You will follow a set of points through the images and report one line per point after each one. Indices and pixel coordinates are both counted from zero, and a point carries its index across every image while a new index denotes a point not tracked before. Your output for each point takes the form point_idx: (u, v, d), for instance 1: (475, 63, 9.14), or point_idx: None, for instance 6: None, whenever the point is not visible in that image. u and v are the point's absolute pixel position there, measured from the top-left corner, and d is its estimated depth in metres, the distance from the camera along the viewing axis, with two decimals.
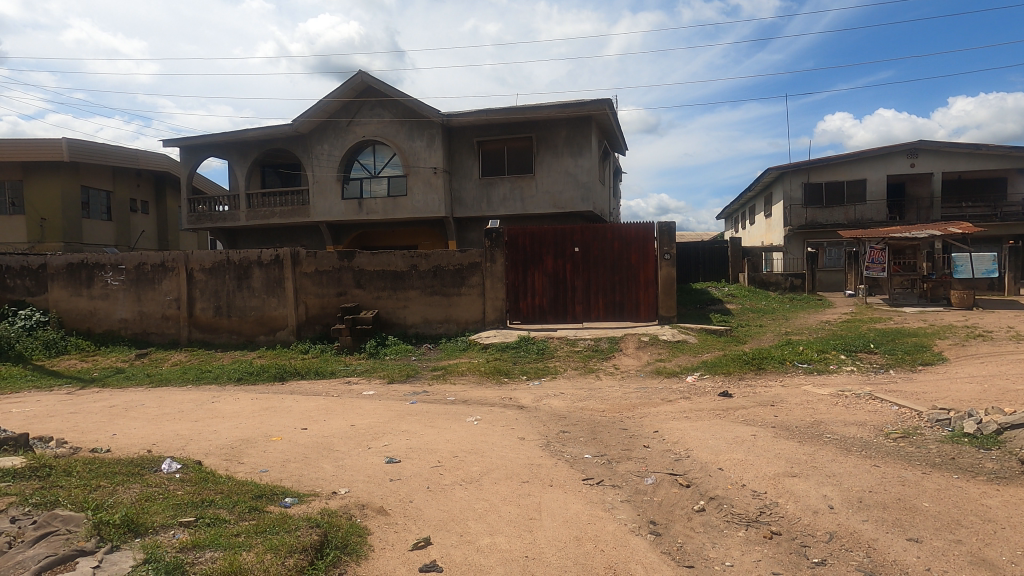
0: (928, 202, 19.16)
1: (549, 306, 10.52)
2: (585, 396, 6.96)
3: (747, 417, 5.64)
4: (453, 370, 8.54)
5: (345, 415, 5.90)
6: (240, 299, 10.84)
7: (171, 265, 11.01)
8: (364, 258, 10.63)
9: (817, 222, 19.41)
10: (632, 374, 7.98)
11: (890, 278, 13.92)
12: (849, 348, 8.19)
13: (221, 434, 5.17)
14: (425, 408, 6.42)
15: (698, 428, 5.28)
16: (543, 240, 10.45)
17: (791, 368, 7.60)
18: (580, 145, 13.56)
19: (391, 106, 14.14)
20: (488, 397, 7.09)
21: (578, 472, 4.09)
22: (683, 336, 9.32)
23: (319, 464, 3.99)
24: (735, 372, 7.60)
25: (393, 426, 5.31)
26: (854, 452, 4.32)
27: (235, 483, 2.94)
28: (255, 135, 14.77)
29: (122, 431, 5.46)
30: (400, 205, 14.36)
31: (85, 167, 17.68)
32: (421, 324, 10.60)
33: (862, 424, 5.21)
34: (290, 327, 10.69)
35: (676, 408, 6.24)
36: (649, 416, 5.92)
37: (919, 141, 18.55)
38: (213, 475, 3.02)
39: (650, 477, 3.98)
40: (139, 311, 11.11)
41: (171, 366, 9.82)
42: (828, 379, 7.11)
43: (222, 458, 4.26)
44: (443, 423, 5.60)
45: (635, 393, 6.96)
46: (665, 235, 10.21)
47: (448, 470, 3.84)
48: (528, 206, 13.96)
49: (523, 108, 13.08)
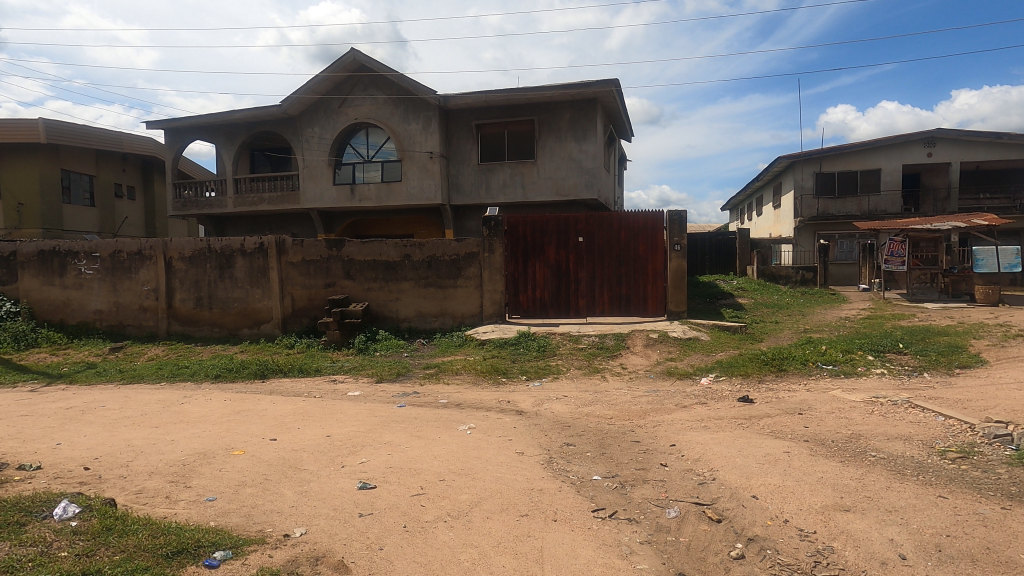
0: (945, 193, 18.42)
1: (551, 300, 9.86)
2: (591, 400, 6.31)
3: (775, 429, 5.00)
4: (447, 368, 7.91)
5: (323, 422, 5.27)
6: (223, 290, 10.19)
7: (149, 252, 10.34)
8: (354, 247, 9.98)
9: (829, 213, 18.69)
10: (641, 375, 7.33)
11: (909, 272, 13.21)
12: (877, 349, 7.54)
13: (179, 445, 4.56)
14: (413, 413, 5.78)
15: (721, 442, 4.64)
16: (545, 229, 9.78)
17: (815, 370, 6.95)
18: (584, 129, 12.83)
19: (385, 86, 13.41)
20: (483, 400, 6.46)
21: (586, 500, 3.45)
22: (694, 333, 8.67)
23: (279, 490, 3.37)
24: (754, 374, 6.95)
25: (375, 437, 4.70)
26: (910, 477, 3.69)
27: (144, 534, 2.44)
28: (241, 117, 14.01)
29: (68, 440, 4.84)
30: (395, 191, 13.68)
31: (65, 149, 16.93)
32: (414, 318, 9.96)
33: (907, 439, 4.57)
34: (275, 320, 10.05)
35: (692, 415, 5.58)
36: (663, 426, 5.27)
37: (937, 129, 17.81)
38: (116, 525, 2.51)
39: (672, 508, 3.34)
40: (114, 302, 10.46)
41: (147, 361, 9.19)
42: (858, 383, 6.46)
43: (166, 479, 3.63)
44: (433, 433, 4.96)
45: (645, 398, 6.31)
46: (676, 224, 9.52)
47: (433, 500, 3.21)
48: (529, 193, 13.26)
49: (524, 89, 12.34)
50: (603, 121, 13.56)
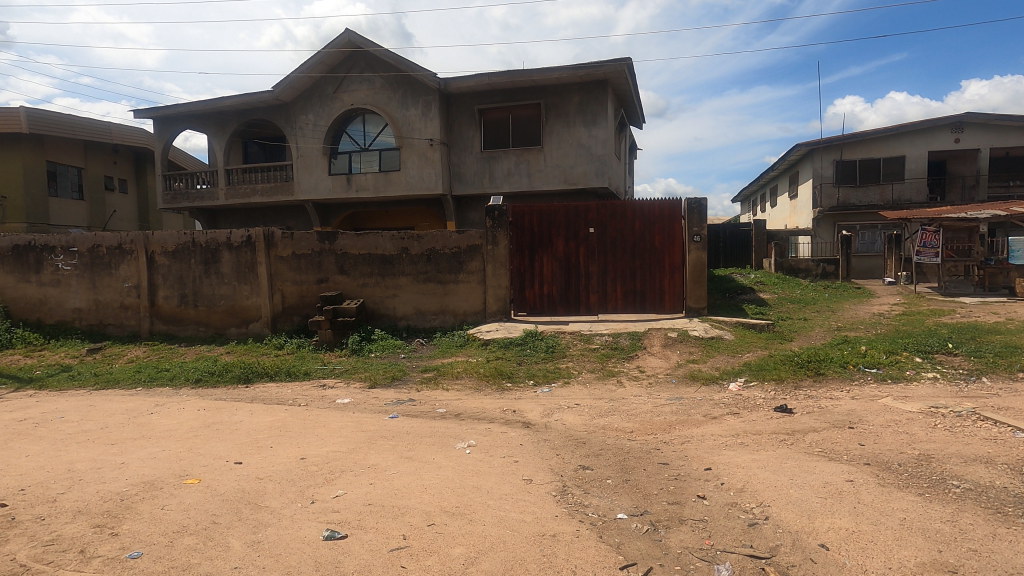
0: (973, 181, 17.51)
1: (560, 296, 9.14)
2: (607, 410, 5.58)
3: (826, 448, 4.26)
4: (446, 372, 7.20)
5: (300, 440, 4.57)
6: (208, 286, 9.54)
7: (129, 247, 9.69)
8: (348, 240, 9.30)
9: (849, 203, 17.83)
10: (661, 380, 6.59)
11: (942, 264, 12.32)
12: (923, 349, 6.78)
13: (129, 469, 3.91)
14: (406, 427, 5.09)
15: (766, 466, 3.90)
16: (553, 219, 9.05)
17: (857, 374, 6.20)
18: (594, 113, 12.05)
19: (382, 70, 12.68)
20: (485, 409, 5.75)
21: (611, 551, 2.74)
22: (717, 332, 7.93)
23: (226, 540, 2.70)
24: (788, 379, 6.21)
25: (358, 460, 4.03)
26: (1016, 517, 2.96)
27: None
28: (231, 104, 13.31)
29: (4, 462, 4.20)
30: (393, 181, 12.96)
31: (51, 140, 16.33)
32: (413, 315, 9.28)
33: (990, 462, 3.82)
34: (264, 318, 9.38)
35: (725, 429, 4.85)
36: (693, 443, 4.55)
37: (965, 113, 16.92)
38: None
39: (723, 565, 2.62)
40: (94, 300, 9.83)
41: (126, 364, 8.55)
42: (910, 389, 5.70)
43: (90, 523, 2.94)
44: (425, 453, 4.25)
45: (669, 407, 5.57)
46: (696, 213, 8.75)
47: (417, 557, 2.53)
48: (535, 181, 12.51)
49: (529, 71, 11.58)
50: (613, 104, 12.77)
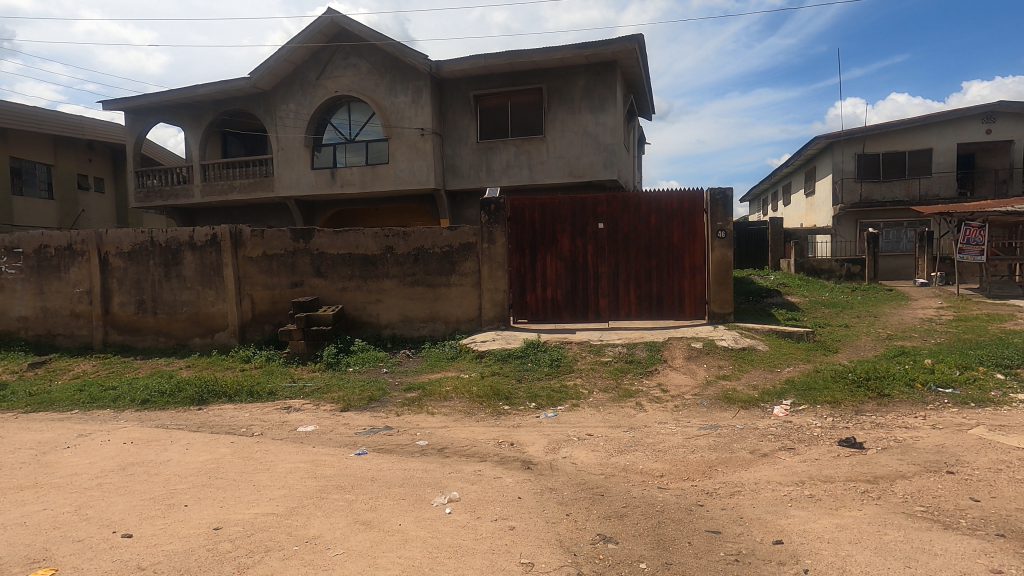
0: (1006, 176, 16.40)
1: (565, 301, 8.04)
2: (628, 444, 4.46)
3: (931, 507, 3.15)
4: (434, 392, 6.08)
5: (227, 494, 3.46)
6: (169, 291, 8.47)
7: (80, 247, 8.62)
8: (325, 238, 8.21)
9: (872, 199, 16.74)
10: (689, 404, 5.44)
11: (987, 263, 11.12)
12: (1004, 364, 5.65)
13: None
14: (372, 468, 4.01)
15: (862, 542, 2.76)
16: (557, 214, 7.95)
17: (930, 397, 5.07)
18: (601, 98, 10.97)
19: (369, 53, 11.65)
20: (475, 442, 4.64)
21: None
22: (749, 342, 6.82)
23: None
24: (846, 402, 5.09)
25: (295, 529, 2.93)
26: None
27: None
28: (205, 93, 12.29)
29: None
30: (381, 175, 11.90)
31: (16, 136, 15.42)
32: (399, 323, 8.20)
33: None
34: (231, 328, 8.32)
35: (783, 474, 3.74)
36: (746, 496, 3.43)
37: (998, 102, 15.83)
38: None
39: None
40: (41, 307, 8.79)
41: (69, 381, 7.46)
42: (1003, 415, 4.60)
43: None
44: (390, 515, 3.14)
45: (704, 441, 4.44)
46: (720, 205, 7.66)
47: None
48: (537, 174, 11.44)
49: (530, 51, 10.52)
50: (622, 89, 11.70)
